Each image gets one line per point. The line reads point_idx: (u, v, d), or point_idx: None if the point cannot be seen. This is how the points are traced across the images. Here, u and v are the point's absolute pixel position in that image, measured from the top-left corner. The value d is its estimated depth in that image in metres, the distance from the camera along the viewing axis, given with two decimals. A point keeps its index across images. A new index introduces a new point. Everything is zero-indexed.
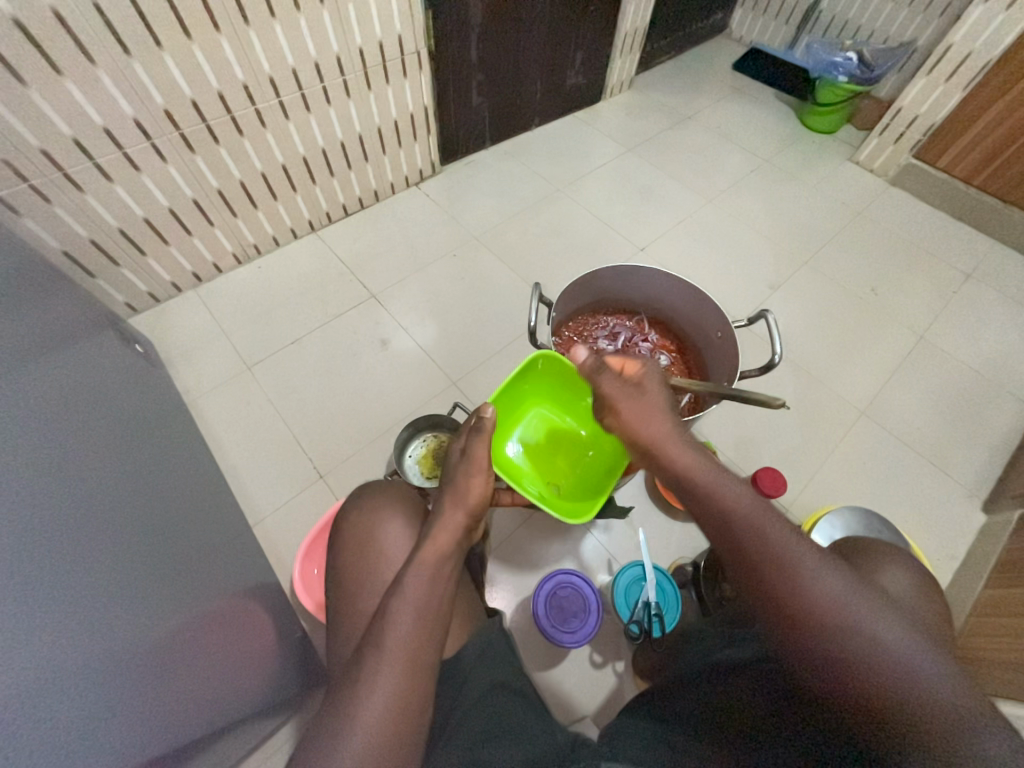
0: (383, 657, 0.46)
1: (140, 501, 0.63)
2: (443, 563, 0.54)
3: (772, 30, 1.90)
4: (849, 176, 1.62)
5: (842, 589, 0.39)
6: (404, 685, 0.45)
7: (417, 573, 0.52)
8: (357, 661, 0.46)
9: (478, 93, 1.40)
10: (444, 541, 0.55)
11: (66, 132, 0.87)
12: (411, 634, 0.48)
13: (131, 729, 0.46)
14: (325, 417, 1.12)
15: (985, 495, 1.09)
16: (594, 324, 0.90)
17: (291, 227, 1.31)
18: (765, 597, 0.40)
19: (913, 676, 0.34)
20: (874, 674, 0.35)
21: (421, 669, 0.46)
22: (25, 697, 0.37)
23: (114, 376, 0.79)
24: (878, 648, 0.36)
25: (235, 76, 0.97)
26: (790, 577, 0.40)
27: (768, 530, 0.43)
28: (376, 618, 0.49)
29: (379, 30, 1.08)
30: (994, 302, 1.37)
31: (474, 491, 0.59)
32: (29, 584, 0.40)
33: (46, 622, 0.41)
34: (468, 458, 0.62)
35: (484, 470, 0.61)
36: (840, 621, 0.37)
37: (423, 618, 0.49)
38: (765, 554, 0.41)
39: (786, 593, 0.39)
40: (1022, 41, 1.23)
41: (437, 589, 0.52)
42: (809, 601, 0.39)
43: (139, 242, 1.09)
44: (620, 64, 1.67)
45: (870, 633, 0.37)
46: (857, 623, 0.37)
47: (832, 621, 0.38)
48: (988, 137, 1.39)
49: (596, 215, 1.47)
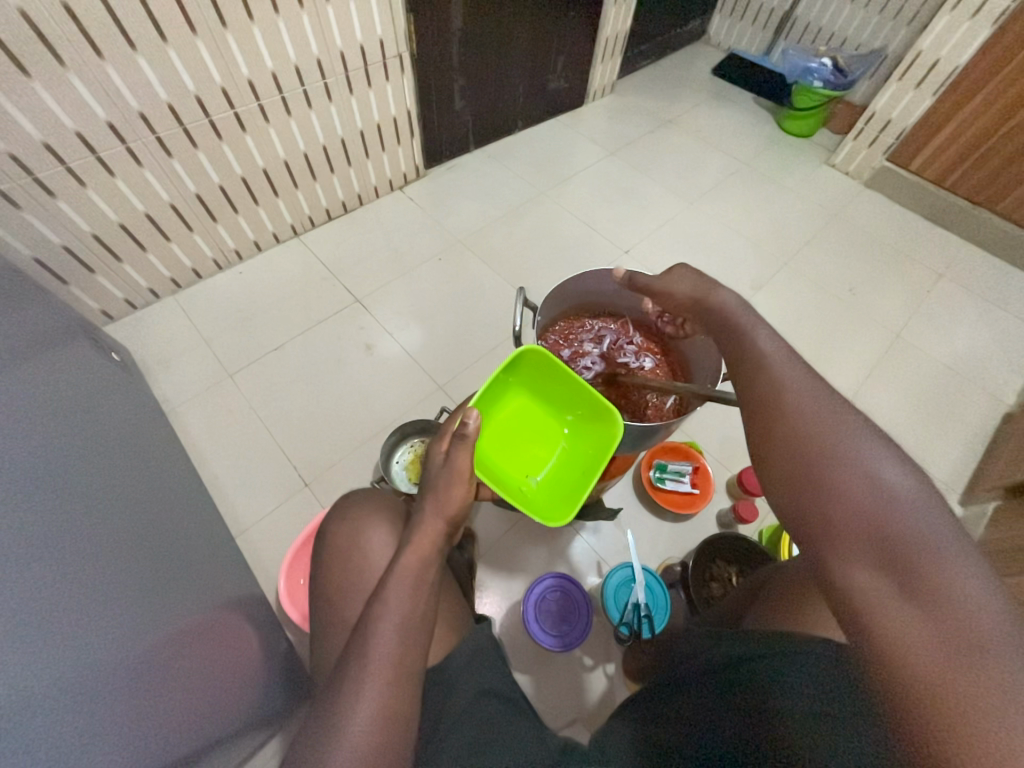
0: (366, 669, 0.45)
1: (120, 514, 0.61)
2: (426, 570, 0.53)
3: (749, 36, 1.94)
4: (826, 179, 1.66)
5: (863, 444, 0.41)
6: (389, 694, 0.44)
7: (399, 581, 0.51)
8: (341, 674, 0.46)
9: (461, 97, 1.40)
10: (426, 546, 0.54)
11: (36, 136, 0.85)
12: (395, 644, 0.47)
13: (118, 747, 0.45)
14: (311, 424, 1.10)
15: (961, 489, 1.12)
16: (579, 327, 0.89)
17: (272, 232, 1.30)
18: (778, 432, 0.45)
19: (906, 520, 0.37)
20: (865, 513, 0.38)
21: (405, 678, 0.46)
22: (7, 718, 0.36)
23: (91, 387, 0.77)
24: (879, 496, 0.38)
25: (213, 79, 0.95)
26: (812, 429, 0.43)
27: (804, 392, 0.46)
28: (358, 628, 0.48)
29: (360, 34, 1.07)
30: (966, 301, 1.41)
31: (456, 496, 0.57)
32: (7, 602, 0.39)
33: (26, 640, 0.39)
34: (449, 463, 0.57)
35: (466, 476, 0.57)
36: (849, 468, 0.40)
37: (406, 625, 0.48)
38: (794, 407, 0.45)
39: (806, 444, 0.43)
40: (987, 49, 1.27)
41: (419, 596, 0.51)
42: (826, 446, 0.42)
43: (115, 248, 1.07)
44: (602, 69, 1.68)
45: (876, 480, 0.39)
46: (867, 470, 0.39)
47: (840, 463, 0.40)
48: (957, 141, 1.43)
49: (580, 218, 1.48)
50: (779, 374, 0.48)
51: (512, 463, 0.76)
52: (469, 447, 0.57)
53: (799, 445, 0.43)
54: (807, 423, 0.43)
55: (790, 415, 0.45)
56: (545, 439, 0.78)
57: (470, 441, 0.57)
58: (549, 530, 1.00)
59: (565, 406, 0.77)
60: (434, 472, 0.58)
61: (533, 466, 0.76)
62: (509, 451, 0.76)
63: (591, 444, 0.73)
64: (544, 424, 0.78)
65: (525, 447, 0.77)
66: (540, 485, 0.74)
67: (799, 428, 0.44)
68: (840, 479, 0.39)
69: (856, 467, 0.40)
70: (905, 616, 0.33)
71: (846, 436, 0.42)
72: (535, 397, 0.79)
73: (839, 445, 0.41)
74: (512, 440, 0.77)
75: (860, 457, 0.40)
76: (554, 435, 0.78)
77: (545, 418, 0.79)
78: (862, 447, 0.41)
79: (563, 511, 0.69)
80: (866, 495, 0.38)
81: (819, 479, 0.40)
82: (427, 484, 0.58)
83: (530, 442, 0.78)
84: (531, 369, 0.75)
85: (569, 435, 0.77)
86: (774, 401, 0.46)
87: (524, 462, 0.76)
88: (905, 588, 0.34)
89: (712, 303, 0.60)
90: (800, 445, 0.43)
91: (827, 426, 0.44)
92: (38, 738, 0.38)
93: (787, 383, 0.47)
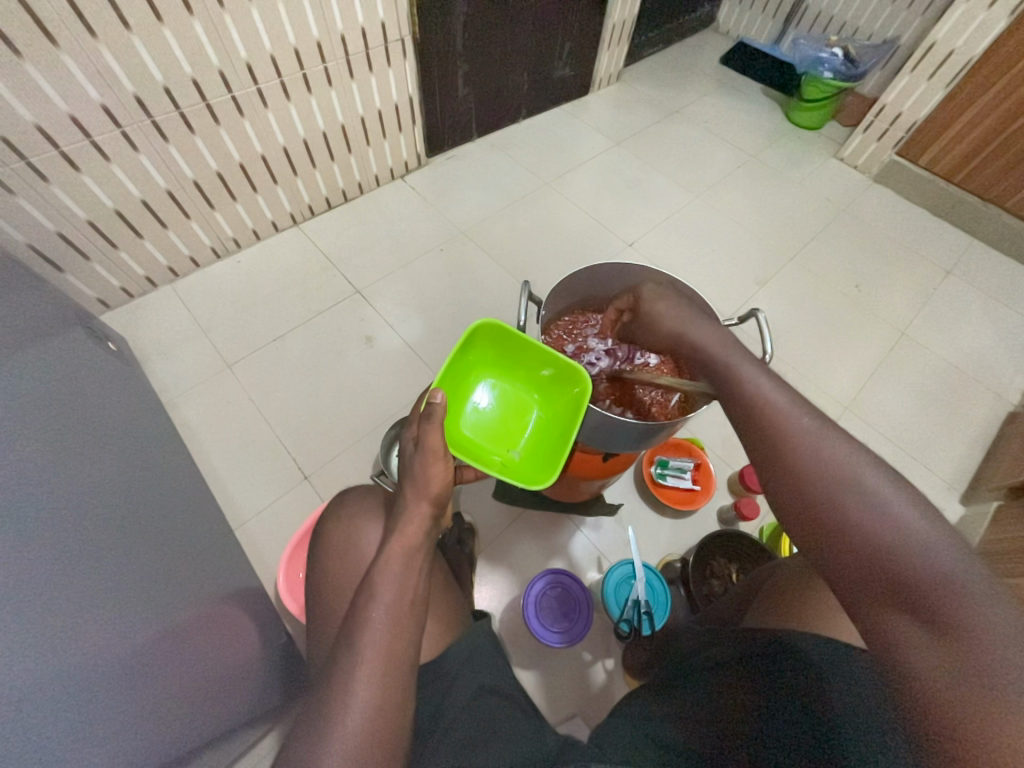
0: (355, 664, 0.44)
1: (119, 509, 0.60)
2: (413, 557, 0.52)
3: (759, 25, 1.90)
4: (834, 173, 1.63)
5: (873, 480, 0.41)
6: (381, 685, 0.43)
7: (385, 572, 0.50)
8: (330, 669, 0.45)
9: (465, 84, 1.37)
10: (411, 535, 0.53)
11: (28, 118, 0.83)
12: (384, 634, 0.46)
13: (122, 737, 0.46)
14: (311, 415, 1.09)
15: (963, 488, 1.11)
16: (583, 322, 0.88)
17: (271, 220, 1.28)
18: (782, 471, 0.45)
19: (919, 548, 0.36)
20: (882, 548, 0.37)
21: (396, 667, 0.45)
22: (9, 709, 0.36)
23: (88, 377, 0.76)
24: (895, 531, 0.37)
25: (210, 62, 0.93)
26: (819, 466, 0.43)
27: (809, 428, 0.45)
28: (346, 623, 0.47)
29: (361, 16, 1.05)
30: (972, 299, 1.39)
31: (435, 477, 0.55)
32: (11, 595, 0.39)
33: (23, 636, 0.39)
34: (421, 446, 0.56)
35: (440, 453, 0.55)
36: (861, 506, 0.39)
37: (394, 615, 0.47)
38: (799, 445, 0.44)
39: (811, 476, 0.43)
40: (1001, 41, 1.25)
41: (406, 584, 0.50)
42: (836, 483, 0.41)
43: (111, 235, 1.05)
44: (608, 56, 1.65)
45: (889, 516, 0.38)
46: (880, 506, 0.39)
47: (852, 500, 0.40)
48: (969, 135, 1.41)
49: (584, 210, 1.46)
50: (779, 406, 0.48)
51: (492, 440, 0.75)
52: (438, 425, 0.56)
53: (808, 485, 0.42)
54: (815, 459, 0.43)
55: (795, 453, 0.44)
56: (518, 412, 0.77)
57: (439, 417, 0.56)
58: (550, 525, 1.00)
59: (529, 375, 0.76)
60: (409, 458, 0.57)
61: (511, 439, 0.76)
62: (484, 429, 0.76)
63: (564, 405, 0.73)
64: (513, 398, 0.78)
65: (501, 423, 0.77)
66: (522, 456, 0.73)
67: (806, 466, 0.43)
68: (853, 512, 0.39)
69: (868, 504, 0.39)
70: (928, 651, 0.32)
71: (855, 471, 0.42)
72: (498, 372, 0.77)
73: (849, 483, 0.41)
74: (486, 419, 0.76)
75: (871, 492, 0.40)
76: (525, 405, 0.77)
77: (513, 390, 0.78)
78: (873, 482, 0.40)
79: (545, 473, 0.68)
80: (882, 530, 0.38)
81: (832, 519, 0.40)
82: (403, 471, 0.56)
83: (506, 417, 0.77)
84: (487, 343, 0.74)
85: (541, 401, 0.76)
86: (779, 438, 0.46)
87: (501, 437, 0.76)
88: (928, 619, 0.33)
89: (687, 337, 0.62)
90: (808, 483, 0.42)
91: (841, 447, 0.43)
92: (34, 735, 0.37)
93: (789, 418, 0.47)
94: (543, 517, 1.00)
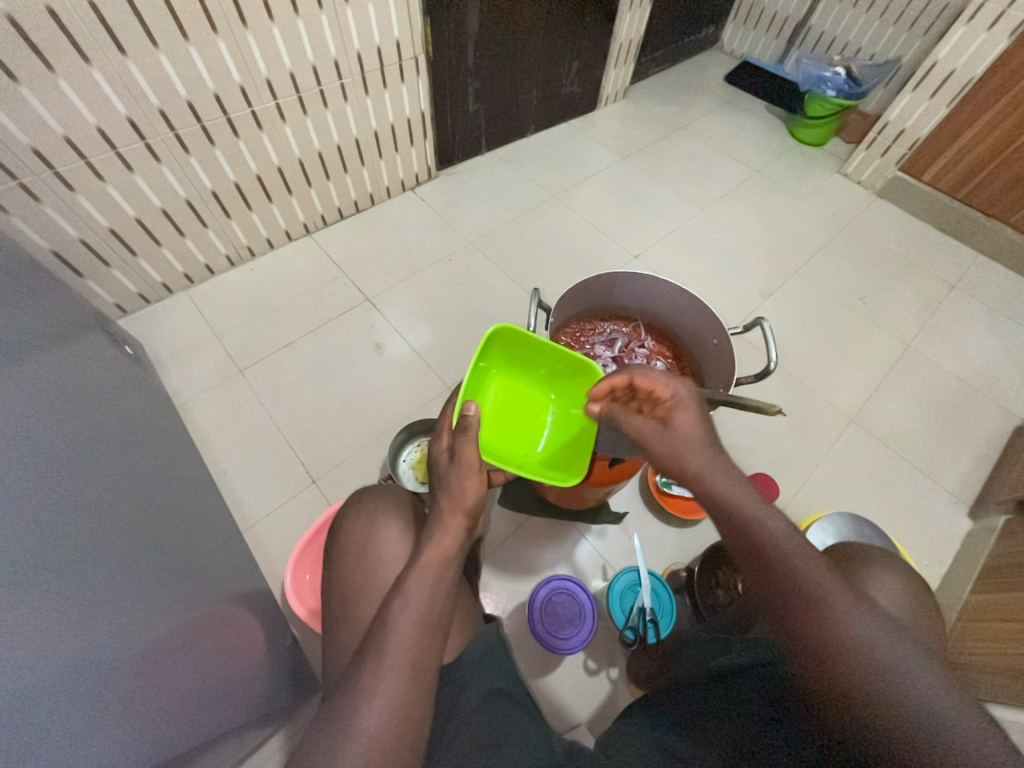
0: (384, 667, 0.45)
1: (132, 512, 0.61)
2: (447, 568, 0.51)
3: (763, 44, 1.95)
4: (838, 188, 1.65)
5: (918, 671, 0.34)
6: (406, 692, 0.44)
7: (420, 579, 0.50)
8: (357, 667, 0.45)
9: (476, 100, 1.41)
10: (447, 545, 0.52)
11: (58, 130, 0.86)
12: (413, 640, 0.46)
13: (134, 733, 0.47)
14: (320, 420, 1.11)
15: (970, 501, 1.11)
16: (591, 330, 0.91)
17: (285, 230, 1.31)
18: (783, 602, 0.39)
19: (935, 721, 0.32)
20: (900, 714, 0.33)
21: (422, 675, 0.45)
22: (25, 702, 0.37)
23: (104, 379, 0.77)
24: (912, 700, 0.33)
25: (232, 77, 0.96)
26: (854, 656, 0.35)
27: (843, 605, 0.37)
28: (374, 628, 0.47)
29: (377, 36, 1.09)
30: (977, 313, 1.40)
31: (470, 488, 0.56)
32: (31, 593, 0.41)
33: (16, 631, 0.38)
34: (456, 458, 0.57)
35: (475, 465, 0.56)
36: (881, 681, 0.34)
37: (424, 621, 0.48)
38: (808, 584, 0.38)
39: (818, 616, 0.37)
40: (1001, 61, 1.27)
41: (440, 593, 0.50)
42: (870, 677, 0.34)
43: (131, 243, 1.08)
44: (616, 74, 1.70)
45: (904, 680, 0.34)
46: (921, 708, 0.33)
47: (897, 698, 0.33)
48: (971, 152, 1.43)
49: (590, 222, 1.48)
50: (773, 526, 0.42)
51: (512, 441, 0.76)
52: (473, 437, 0.58)
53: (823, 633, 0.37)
54: (851, 652, 0.35)
55: (824, 639, 0.36)
56: (536, 415, 0.79)
57: (473, 430, 0.59)
58: (556, 531, 1.00)
59: (546, 378, 0.78)
60: (443, 469, 0.57)
61: (532, 437, 0.77)
62: (507, 431, 0.76)
63: (580, 402, 0.75)
64: (528, 397, 0.79)
65: (518, 422, 0.78)
66: (545, 452, 0.76)
67: (839, 656, 0.36)
68: (862, 666, 0.35)
69: (911, 702, 0.33)
70: None
71: (896, 657, 0.35)
72: (513, 374, 0.79)
73: (894, 676, 0.34)
74: (506, 420, 0.77)
75: (917, 687, 0.33)
76: (542, 403, 0.79)
77: (527, 390, 0.80)
78: (910, 674, 0.34)
79: (575, 470, 0.71)
80: (895, 692, 0.34)
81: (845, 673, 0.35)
82: (438, 481, 0.57)
83: (524, 421, 0.78)
84: (500, 348, 0.75)
85: (557, 399, 0.78)
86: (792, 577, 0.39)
87: (523, 437, 0.77)
88: None
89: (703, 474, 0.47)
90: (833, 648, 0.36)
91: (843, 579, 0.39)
92: (33, 728, 0.37)
93: (794, 546, 0.40)
94: (550, 524, 1.01)
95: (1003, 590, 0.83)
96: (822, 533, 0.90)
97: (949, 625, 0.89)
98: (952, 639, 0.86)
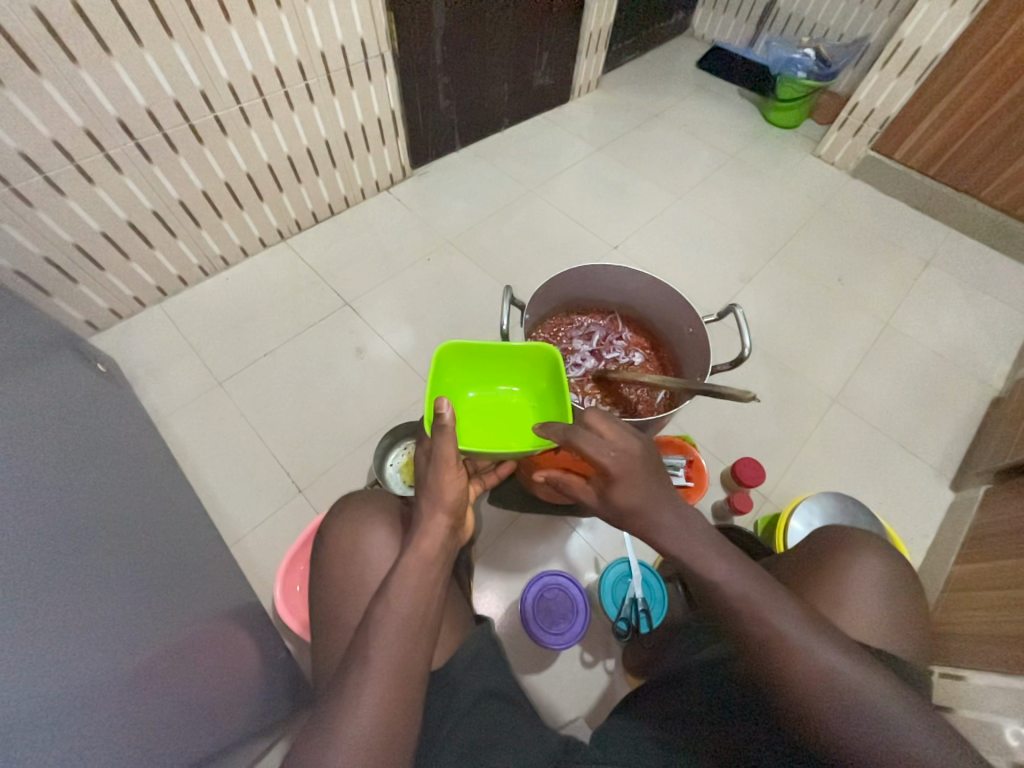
0: (366, 674, 0.44)
1: (114, 532, 0.60)
2: (429, 570, 0.51)
3: (732, 28, 1.95)
4: (812, 170, 1.66)
5: (858, 676, 0.38)
6: (391, 699, 0.43)
7: (402, 582, 0.49)
8: (341, 676, 0.45)
9: (446, 96, 1.39)
10: (429, 547, 0.52)
11: (11, 145, 0.83)
12: (397, 644, 0.46)
13: (138, 747, 0.47)
14: (304, 429, 1.10)
15: (952, 473, 1.13)
16: (569, 324, 0.91)
17: (258, 236, 1.29)
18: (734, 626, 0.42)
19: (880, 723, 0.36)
20: (851, 722, 0.37)
21: (406, 681, 0.45)
22: (25, 722, 0.37)
23: (76, 398, 0.76)
24: (859, 708, 0.37)
25: (192, 83, 0.94)
26: (820, 684, 0.38)
27: (800, 633, 0.40)
28: (357, 636, 0.47)
29: (340, 35, 1.07)
30: (953, 288, 1.42)
31: (449, 485, 0.56)
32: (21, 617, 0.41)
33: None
34: (434, 457, 0.57)
35: (452, 462, 0.57)
36: (828, 693, 0.38)
37: (407, 625, 0.47)
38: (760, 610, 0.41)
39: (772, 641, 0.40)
40: (967, 36, 1.28)
41: (423, 597, 0.49)
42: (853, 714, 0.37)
43: (98, 257, 1.05)
44: (587, 64, 1.69)
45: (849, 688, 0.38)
46: (892, 730, 0.36)
47: (842, 705, 0.37)
48: (940, 127, 1.44)
49: (568, 215, 1.48)
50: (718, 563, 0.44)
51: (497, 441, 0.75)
52: (451, 435, 0.58)
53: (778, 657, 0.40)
54: (832, 688, 0.38)
55: (806, 685, 0.39)
56: (512, 413, 0.78)
57: (449, 429, 0.58)
58: (547, 528, 1.00)
59: (503, 377, 0.79)
60: (422, 471, 0.58)
61: (514, 432, 0.77)
62: (488, 435, 0.76)
63: (544, 379, 0.76)
64: (496, 403, 0.79)
65: (495, 427, 0.77)
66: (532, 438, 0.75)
67: (821, 694, 0.38)
68: (813, 682, 0.38)
69: (857, 707, 0.37)
70: None
71: (839, 670, 0.38)
72: (471, 389, 0.79)
73: (839, 687, 0.38)
74: (484, 428, 0.77)
75: (860, 694, 0.37)
76: (512, 401, 0.79)
77: (494, 396, 0.80)
78: (873, 697, 0.37)
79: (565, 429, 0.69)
80: (845, 703, 0.37)
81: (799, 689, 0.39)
82: (418, 482, 0.57)
83: (501, 420, 0.78)
84: (449, 370, 0.76)
85: (522, 389, 0.79)
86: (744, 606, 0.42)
87: (506, 436, 0.76)
88: None
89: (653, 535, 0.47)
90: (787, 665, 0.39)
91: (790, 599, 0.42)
92: (33, 750, 0.37)
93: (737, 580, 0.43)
94: (541, 521, 1.01)
95: (985, 561, 0.84)
96: (809, 514, 0.91)
97: (934, 598, 0.91)
98: (936, 611, 0.87)
